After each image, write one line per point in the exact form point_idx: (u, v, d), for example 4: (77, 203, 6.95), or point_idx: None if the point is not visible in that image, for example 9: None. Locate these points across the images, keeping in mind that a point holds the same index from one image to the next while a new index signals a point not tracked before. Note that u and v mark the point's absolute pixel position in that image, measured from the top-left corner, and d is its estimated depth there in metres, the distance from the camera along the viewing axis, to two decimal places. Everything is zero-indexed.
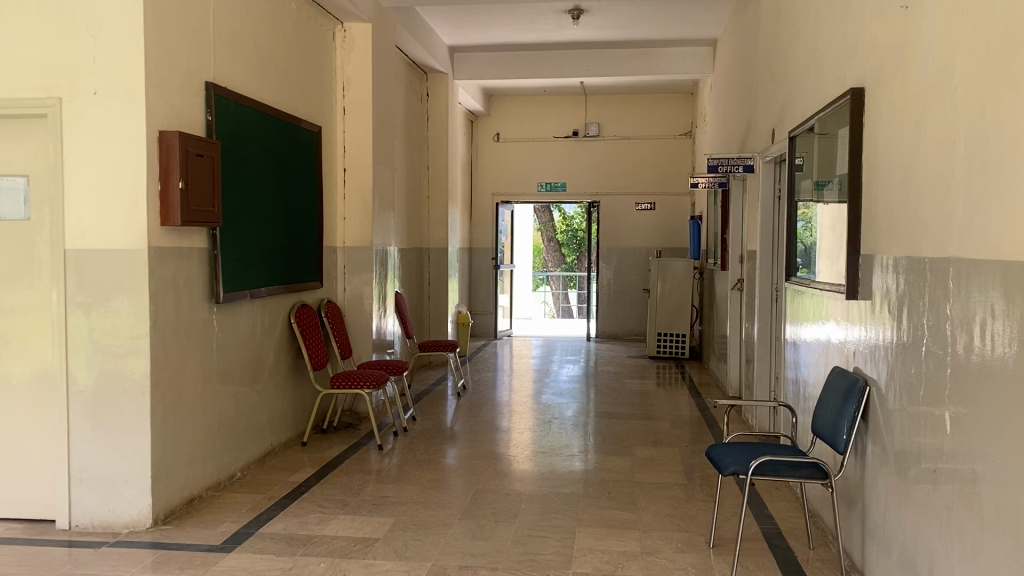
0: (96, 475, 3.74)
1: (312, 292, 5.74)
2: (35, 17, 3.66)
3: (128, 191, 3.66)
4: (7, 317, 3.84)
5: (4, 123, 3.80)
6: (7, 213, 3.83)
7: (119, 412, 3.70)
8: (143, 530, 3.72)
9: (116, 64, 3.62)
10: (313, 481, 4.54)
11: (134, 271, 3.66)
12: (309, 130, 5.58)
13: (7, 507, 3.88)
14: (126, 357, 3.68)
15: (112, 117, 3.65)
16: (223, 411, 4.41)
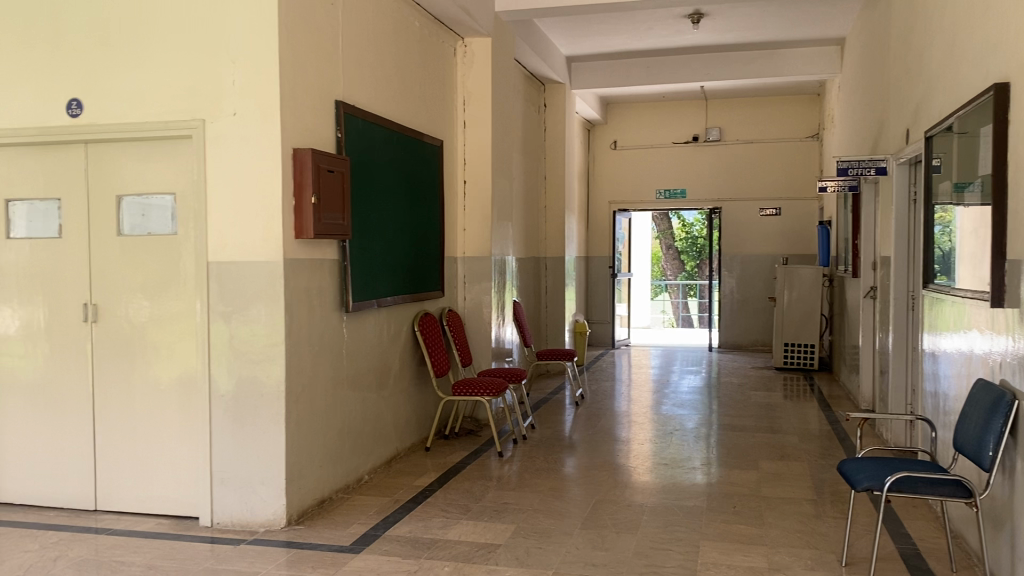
0: (236, 476, 3.94)
1: (434, 301, 5.88)
2: (182, 45, 3.92)
3: (265, 206, 3.85)
4: (155, 325, 4.11)
5: (153, 144, 4.08)
6: (155, 229, 4.11)
7: (257, 415, 3.89)
8: (278, 529, 3.90)
9: (255, 86, 3.82)
10: (436, 486, 4.63)
11: (271, 281, 3.85)
12: (432, 144, 5.73)
13: (156, 503, 4.14)
14: (263, 363, 3.87)
15: (250, 136, 3.85)
16: (351, 416, 4.57)
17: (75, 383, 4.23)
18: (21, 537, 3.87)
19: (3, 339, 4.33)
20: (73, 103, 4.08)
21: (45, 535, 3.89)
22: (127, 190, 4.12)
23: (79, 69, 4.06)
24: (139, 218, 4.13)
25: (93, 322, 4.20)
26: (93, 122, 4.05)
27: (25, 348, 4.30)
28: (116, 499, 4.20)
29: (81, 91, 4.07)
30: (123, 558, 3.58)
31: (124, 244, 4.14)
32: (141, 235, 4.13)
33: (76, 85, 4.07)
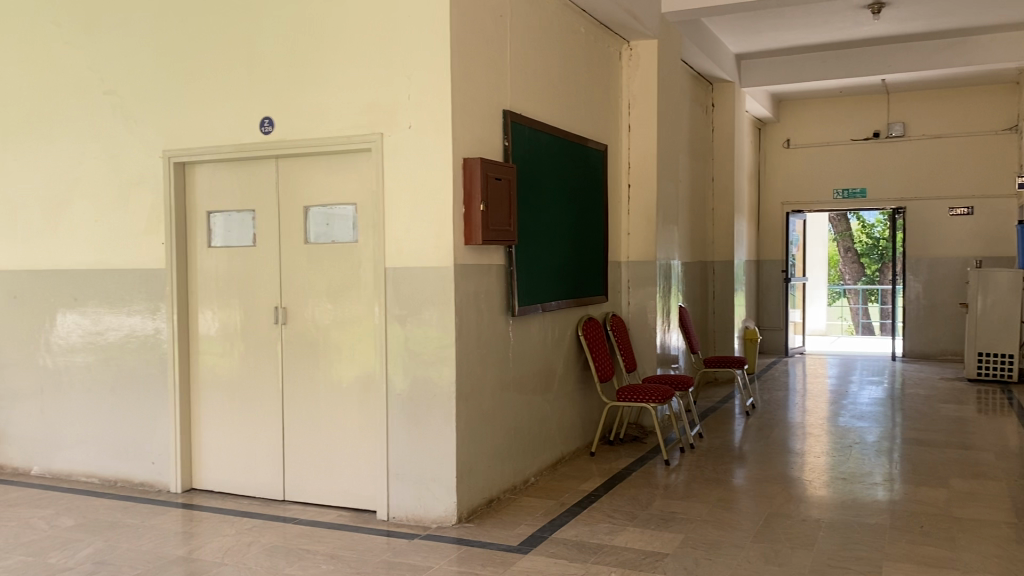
0: (410, 472, 4.11)
1: (598, 306, 5.88)
2: (362, 63, 4.14)
3: (437, 213, 4.00)
4: (338, 328, 4.36)
5: (336, 157, 4.33)
6: (337, 237, 4.36)
7: (430, 415, 4.04)
8: (449, 526, 4.03)
9: (428, 99, 3.98)
10: (601, 491, 4.63)
11: (442, 287, 3.99)
12: (597, 149, 5.74)
13: (338, 496, 4.39)
14: (435, 365, 4.02)
15: (424, 147, 4.01)
16: (517, 418, 4.65)
17: (266, 381, 4.55)
18: (221, 522, 4.21)
19: (205, 339, 4.74)
20: (266, 121, 4.40)
21: (241, 522, 4.21)
22: (313, 201, 4.40)
23: (270, 89, 4.38)
24: (323, 227, 4.40)
25: (282, 323, 4.51)
26: (283, 138, 4.35)
27: (224, 347, 4.68)
28: (302, 491, 4.48)
29: (272, 110, 4.38)
30: (308, 546, 3.82)
31: (310, 252, 4.42)
32: (325, 243, 4.39)
33: (268, 105, 4.39)
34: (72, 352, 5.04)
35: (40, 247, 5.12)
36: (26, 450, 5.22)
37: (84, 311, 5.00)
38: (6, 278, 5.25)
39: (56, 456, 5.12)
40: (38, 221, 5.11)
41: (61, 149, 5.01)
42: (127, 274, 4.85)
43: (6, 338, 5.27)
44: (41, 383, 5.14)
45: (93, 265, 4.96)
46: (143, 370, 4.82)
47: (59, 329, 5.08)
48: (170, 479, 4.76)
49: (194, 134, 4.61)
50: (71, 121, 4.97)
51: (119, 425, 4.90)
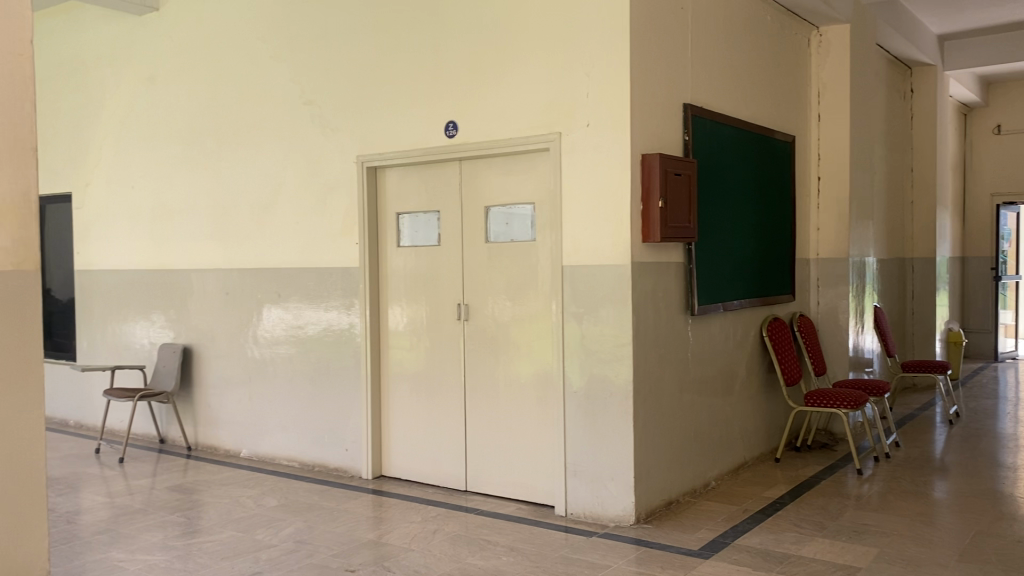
0: (588, 470, 4.11)
1: (784, 306, 5.65)
2: (541, 63, 4.19)
3: (614, 211, 3.98)
4: (517, 325, 4.44)
5: (515, 158, 4.41)
6: (516, 235, 4.44)
7: (608, 414, 4.03)
8: (627, 525, 3.99)
9: (607, 96, 3.97)
10: (787, 499, 4.44)
11: (620, 284, 3.97)
12: (783, 141, 5.51)
13: (518, 490, 4.47)
14: (613, 363, 4.00)
15: (602, 145, 4.00)
16: (698, 420, 4.55)
17: (449, 375, 4.72)
18: (407, 509, 4.40)
19: (395, 333, 4.97)
20: (450, 125, 4.55)
21: (426, 510, 4.38)
22: (494, 201, 4.50)
23: (454, 93, 4.53)
24: (504, 226, 4.49)
25: (464, 319, 4.65)
26: (466, 141, 4.48)
27: (410, 341, 4.89)
28: (483, 482, 4.60)
29: (456, 113, 4.53)
30: (489, 537, 3.92)
31: (491, 250, 4.53)
32: (505, 241, 4.48)
33: (452, 109, 4.54)
34: (276, 344, 5.44)
35: (249, 247, 5.57)
36: (237, 433, 5.70)
37: (286, 307, 5.38)
38: (221, 275, 5.75)
39: (262, 440, 5.54)
40: (247, 223, 5.56)
41: (267, 157, 5.42)
42: (324, 271, 5.17)
43: (221, 330, 5.77)
44: (250, 372, 5.59)
45: (294, 263, 5.33)
46: (338, 362, 5.12)
47: (265, 323, 5.50)
48: (362, 466, 5.03)
49: (383, 139, 4.85)
50: (275, 130, 5.36)
51: (316, 413, 5.24)
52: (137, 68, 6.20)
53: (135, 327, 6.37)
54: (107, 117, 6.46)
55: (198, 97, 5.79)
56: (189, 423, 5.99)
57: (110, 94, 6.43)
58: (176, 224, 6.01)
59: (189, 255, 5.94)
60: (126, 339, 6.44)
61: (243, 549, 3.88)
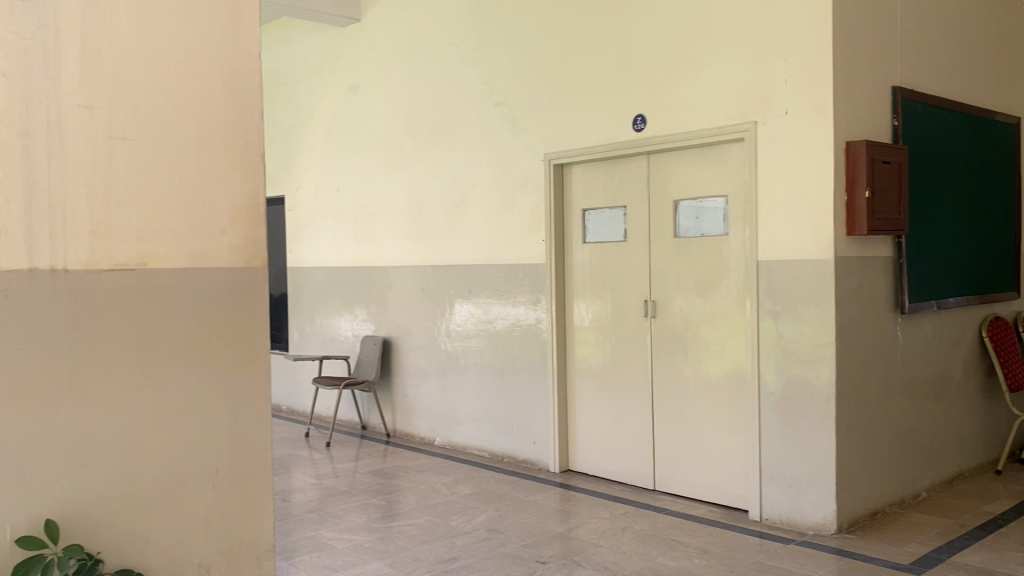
0: (784, 474, 3.94)
1: (1007, 303, 5.16)
2: (736, 51, 4.06)
3: (815, 203, 3.79)
4: (708, 322, 4.33)
5: (707, 150, 4.30)
6: (708, 230, 4.33)
7: (806, 416, 3.84)
8: (827, 535, 3.80)
9: (807, 83, 3.78)
10: (1011, 515, 4.05)
11: (821, 280, 3.78)
12: (1006, 122, 5.03)
13: (708, 491, 4.36)
14: (813, 363, 3.81)
15: (802, 134, 3.82)
16: (907, 426, 4.24)
17: (637, 372, 4.67)
18: (595, 505, 4.41)
19: (580, 329, 4.98)
20: (639, 118, 4.50)
21: (615, 507, 4.37)
22: (683, 195, 4.42)
23: (644, 86, 4.48)
24: (694, 221, 4.39)
25: (652, 317, 4.58)
26: (655, 134, 4.42)
27: (597, 337, 4.88)
28: (672, 481, 4.53)
29: (646, 107, 4.47)
30: (680, 538, 3.85)
31: (680, 246, 4.44)
32: (695, 236, 4.38)
33: (642, 103, 4.50)
34: (467, 338, 5.61)
35: (443, 244, 5.78)
36: (431, 422, 5.94)
37: (477, 302, 5.53)
38: (416, 272, 6.01)
39: (455, 430, 5.75)
40: (440, 222, 5.78)
41: (460, 157, 5.60)
42: (512, 268, 5.27)
43: (416, 324, 6.03)
44: (443, 365, 5.81)
45: (484, 259, 5.48)
46: (526, 357, 5.21)
47: (457, 317, 5.68)
48: (550, 459, 5.09)
49: (572, 136, 4.87)
50: (468, 131, 5.53)
51: (505, 405, 5.36)
52: (342, 78, 6.61)
53: (339, 320, 6.79)
54: (316, 125, 6.93)
55: (396, 102, 6.08)
56: (388, 411, 6.32)
57: (318, 103, 6.89)
58: (376, 223, 6.35)
59: (388, 253, 6.26)
60: (331, 331, 6.88)
61: (439, 534, 4.03)
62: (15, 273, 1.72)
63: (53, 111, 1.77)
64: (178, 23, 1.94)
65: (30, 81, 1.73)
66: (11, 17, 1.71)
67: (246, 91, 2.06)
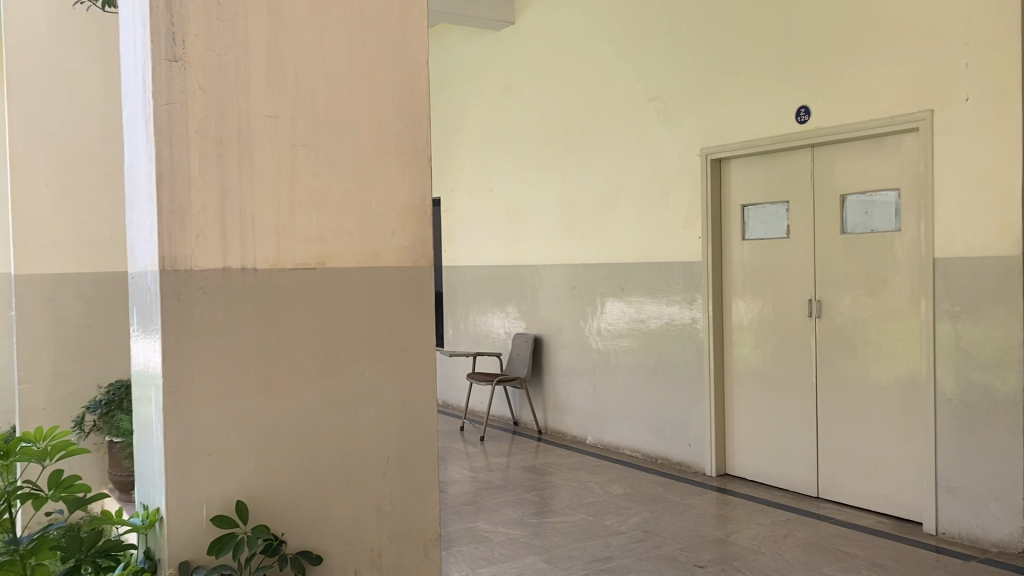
0: (964, 486, 3.68)
1: None
2: (910, 36, 3.83)
3: (1000, 195, 3.51)
4: (878, 323, 4.11)
5: (878, 142, 4.08)
6: (879, 225, 4.11)
7: (989, 425, 3.57)
8: (1014, 553, 3.51)
9: (991, 66, 3.52)
10: None
11: (1007, 278, 3.50)
12: None
13: (877, 501, 4.14)
14: (997, 368, 3.54)
15: (985, 121, 3.55)
16: None
17: (799, 374, 4.49)
18: (754, 510, 4.28)
19: (738, 329, 4.84)
20: (803, 110, 4.33)
21: (775, 513, 4.23)
22: (851, 190, 4.21)
23: (808, 77, 4.30)
24: (863, 216, 4.17)
25: (816, 317, 4.39)
26: (821, 126, 4.24)
27: (756, 338, 4.73)
28: (838, 489, 4.32)
29: (810, 98, 4.30)
30: (847, 549, 3.67)
31: (847, 242, 4.24)
32: (864, 233, 4.16)
33: (806, 94, 4.32)
34: (619, 337, 5.57)
35: (595, 242, 5.77)
36: (582, 421, 5.95)
37: (629, 301, 5.48)
38: (568, 270, 6.04)
39: (607, 429, 5.72)
40: (593, 220, 5.77)
41: (612, 155, 5.58)
42: (667, 266, 5.19)
43: (568, 322, 6.05)
44: (594, 364, 5.80)
45: (637, 257, 5.42)
46: (680, 356, 5.11)
47: (608, 316, 5.66)
48: (706, 462, 4.98)
49: (731, 130, 4.74)
50: (621, 129, 5.50)
51: (658, 406, 5.28)
52: (496, 80, 6.73)
53: (492, 318, 6.92)
54: (471, 126, 7.10)
55: (549, 102, 6.13)
56: (540, 409, 6.38)
57: (474, 105, 7.05)
58: (528, 223, 6.42)
59: (540, 252, 6.31)
60: (485, 328, 7.02)
61: (594, 533, 4.03)
62: (210, 271, 1.85)
63: (245, 120, 1.89)
64: (354, 35, 2.04)
65: (224, 93, 1.86)
66: (208, 36, 1.84)
67: (415, 97, 2.13)
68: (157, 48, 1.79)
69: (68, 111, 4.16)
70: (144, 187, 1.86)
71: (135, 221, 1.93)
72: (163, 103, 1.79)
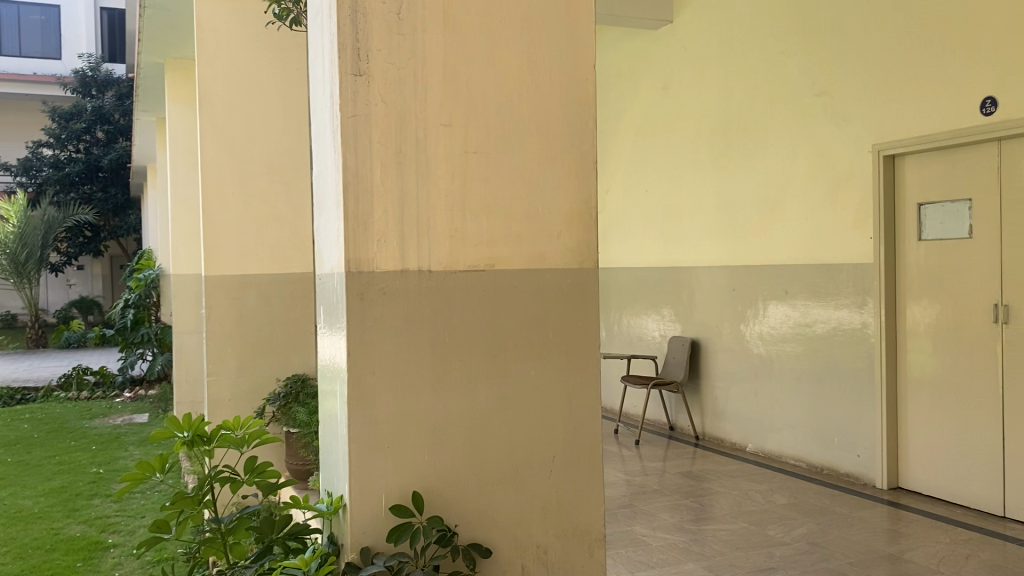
0: None
1: None
2: None
3: None
4: None
5: None
6: None
7: None
8: None
9: None
10: None
11: None
12: None
13: None
14: None
15: None
16: None
17: (981, 384, 4.19)
18: (931, 528, 4.03)
19: (914, 335, 4.58)
20: (988, 101, 4.05)
21: (955, 531, 3.97)
22: None
23: (994, 64, 4.02)
24: None
25: (1002, 323, 4.09)
26: (1009, 118, 3.95)
27: (933, 344, 4.46)
28: None
29: (996, 88, 4.01)
30: None
31: None
32: None
33: (991, 84, 4.04)
34: (782, 341, 5.39)
35: (756, 244, 5.61)
36: (743, 427, 5.80)
37: (793, 304, 5.29)
38: (727, 272, 5.90)
39: (769, 437, 5.55)
40: (754, 220, 5.62)
41: (776, 153, 5.41)
42: (834, 268, 4.98)
43: (727, 325, 5.91)
44: (755, 368, 5.64)
45: (802, 259, 5.23)
46: (848, 362, 4.88)
47: (770, 319, 5.49)
48: (876, 475, 4.73)
49: (906, 124, 4.49)
50: (786, 126, 5.32)
51: (824, 414, 5.07)
52: (654, 80, 6.69)
53: (647, 320, 6.86)
54: (628, 128, 7.08)
55: (709, 101, 6.02)
56: (698, 413, 6.27)
57: (631, 106, 7.03)
58: (686, 224, 6.33)
59: (698, 253, 6.21)
60: (640, 331, 6.97)
61: (756, 542, 3.93)
62: (390, 273, 1.96)
63: (422, 129, 1.98)
64: (524, 42, 2.09)
65: (404, 104, 1.96)
66: (389, 50, 1.94)
67: (584, 101, 2.15)
68: (344, 63, 1.90)
69: (255, 124, 4.49)
70: (332, 195, 1.99)
71: (323, 227, 2.07)
72: (349, 116, 1.91)
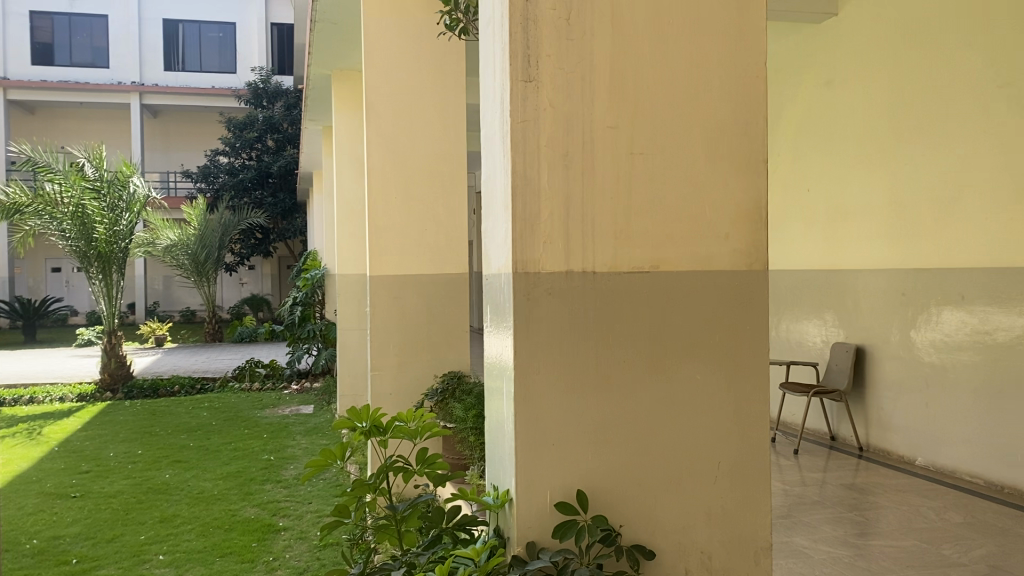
0: None
1: None
2: None
3: None
4: None
5: None
6: None
7: None
8: None
9: None
10: None
11: None
12: None
13: None
14: None
15: None
16: None
17: None
18: None
19: None
20: None
21: None
22: None
23: None
24: None
25: None
26: None
27: None
28: None
29: None
30: None
31: None
32: None
33: None
34: (957, 349, 5.06)
35: (929, 246, 5.30)
36: (912, 440, 5.48)
37: (971, 310, 4.95)
38: (896, 276, 5.60)
39: (943, 451, 5.22)
40: (926, 221, 5.31)
41: (952, 149, 5.09)
42: (1019, 272, 4.63)
43: (895, 332, 5.61)
44: (927, 378, 5.32)
45: (980, 262, 4.89)
46: None
47: (944, 325, 5.16)
48: None
49: None
50: (964, 120, 4.99)
51: (1006, 428, 4.71)
52: (817, 75, 6.44)
53: (808, 326, 6.61)
54: (788, 126, 6.85)
55: (877, 94, 5.74)
56: (862, 424, 5.98)
57: (791, 103, 6.80)
58: (850, 226, 6.06)
59: (863, 255, 5.92)
60: (799, 336, 6.73)
61: (929, 561, 3.71)
62: (555, 274, 2.00)
63: (589, 131, 2.01)
64: (692, 42, 2.07)
65: (572, 108, 1.99)
66: (558, 55, 1.98)
67: (754, 101, 2.11)
68: (515, 70, 1.96)
69: (418, 131, 4.67)
70: (501, 198, 2.05)
71: (492, 229, 2.13)
72: (519, 121, 1.96)
